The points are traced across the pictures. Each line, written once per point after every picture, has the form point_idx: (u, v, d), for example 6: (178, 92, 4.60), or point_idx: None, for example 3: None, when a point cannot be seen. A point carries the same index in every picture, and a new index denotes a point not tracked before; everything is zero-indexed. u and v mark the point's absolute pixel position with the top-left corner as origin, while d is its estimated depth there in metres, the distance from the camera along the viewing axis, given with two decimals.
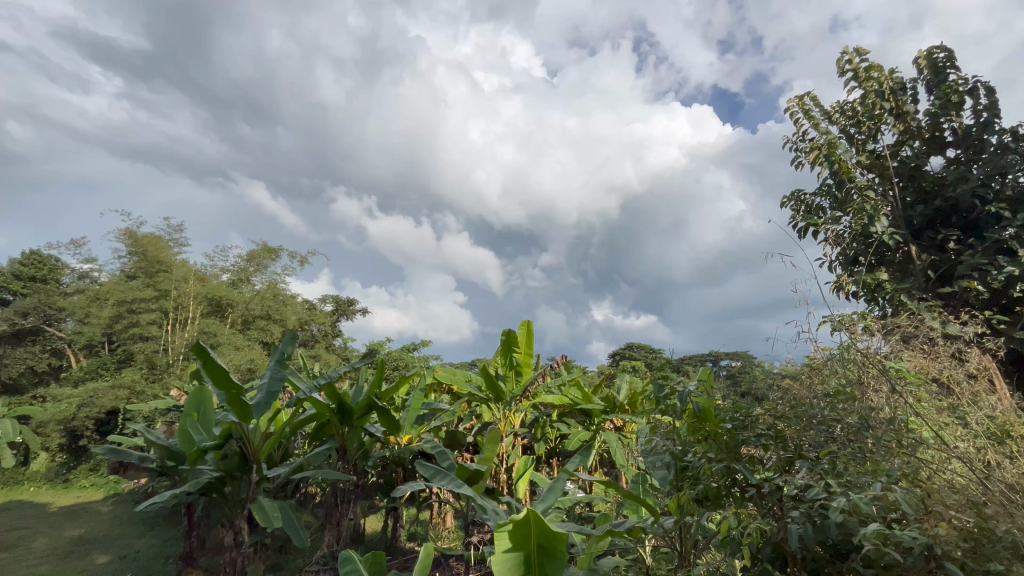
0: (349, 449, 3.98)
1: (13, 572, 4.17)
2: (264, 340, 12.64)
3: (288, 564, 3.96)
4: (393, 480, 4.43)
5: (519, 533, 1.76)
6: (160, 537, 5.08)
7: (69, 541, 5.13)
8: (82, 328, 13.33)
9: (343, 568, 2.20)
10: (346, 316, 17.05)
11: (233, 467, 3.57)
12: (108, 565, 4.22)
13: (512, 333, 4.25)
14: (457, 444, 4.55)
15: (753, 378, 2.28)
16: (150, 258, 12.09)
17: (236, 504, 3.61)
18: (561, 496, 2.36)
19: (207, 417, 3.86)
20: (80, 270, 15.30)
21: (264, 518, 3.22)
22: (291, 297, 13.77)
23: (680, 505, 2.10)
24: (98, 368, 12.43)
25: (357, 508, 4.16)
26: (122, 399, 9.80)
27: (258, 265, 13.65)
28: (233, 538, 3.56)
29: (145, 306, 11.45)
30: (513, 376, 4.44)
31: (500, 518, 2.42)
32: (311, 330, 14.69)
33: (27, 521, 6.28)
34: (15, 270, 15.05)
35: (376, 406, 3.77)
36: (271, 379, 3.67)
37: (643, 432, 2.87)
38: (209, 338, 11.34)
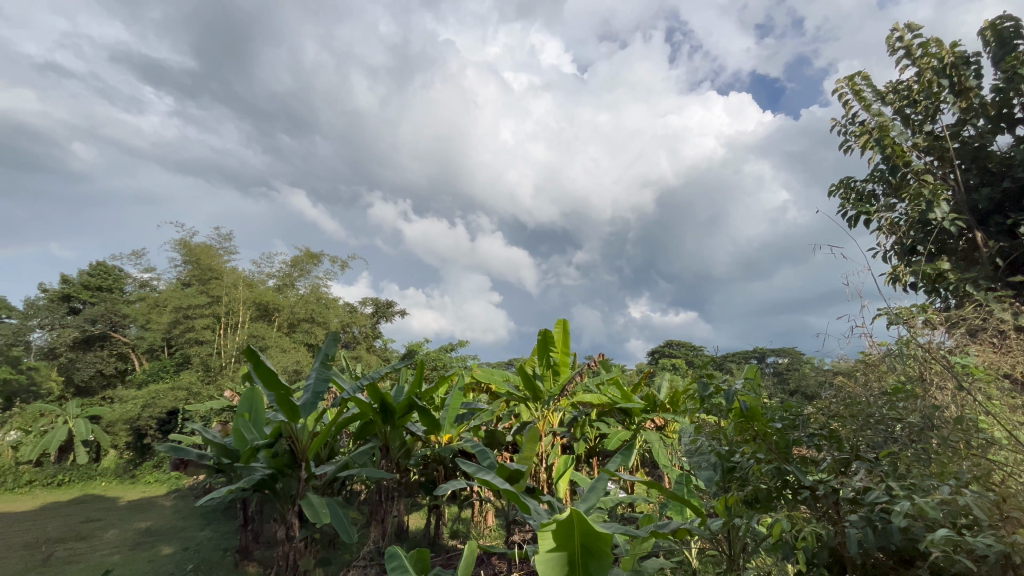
0: (391, 448, 4.09)
1: (89, 560, 4.49)
2: (309, 342, 13.13)
3: (336, 559, 4.10)
4: (435, 478, 4.50)
5: (562, 533, 1.75)
6: (218, 530, 5.36)
7: (137, 532, 5.48)
8: (143, 333, 14.22)
9: (389, 563, 2.25)
10: (386, 318, 17.47)
11: (284, 464, 3.72)
12: (171, 556, 4.49)
13: (548, 332, 4.24)
14: (497, 443, 4.58)
15: (803, 374, 2.18)
16: (203, 265, 12.74)
17: (287, 500, 3.76)
18: (603, 495, 2.34)
19: (258, 417, 4.03)
20: (141, 279, 16.32)
21: (313, 514, 3.34)
22: (333, 300, 14.22)
23: (728, 507, 2.04)
24: (158, 371, 13.23)
25: (401, 506, 4.26)
26: (181, 400, 10.40)
27: (302, 270, 14.15)
28: (285, 532, 3.71)
29: (199, 311, 12.11)
30: (550, 375, 4.43)
31: (543, 517, 2.42)
32: (352, 332, 15.13)
33: (100, 513, 6.76)
34: (84, 281, 16.20)
35: (417, 406, 3.84)
36: (317, 380, 3.80)
37: (687, 432, 2.81)
38: (259, 341, 11.88)
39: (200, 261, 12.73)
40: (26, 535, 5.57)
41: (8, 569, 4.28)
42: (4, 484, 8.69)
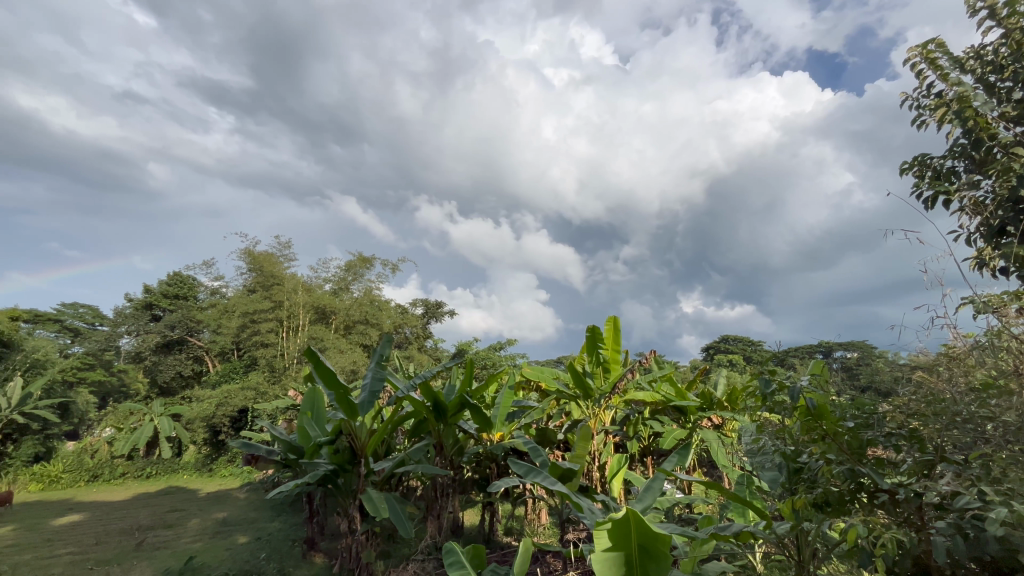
0: (445, 445, 4.18)
1: (175, 546, 4.89)
2: (364, 343, 13.67)
3: (396, 552, 4.24)
4: (488, 475, 4.56)
5: (619, 533, 1.73)
6: (286, 522, 5.68)
7: (216, 522, 5.91)
8: (215, 337, 15.30)
9: (447, 558, 2.31)
10: (436, 318, 17.88)
11: (344, 460, 3.89)
12: (246, 545, 4.81)
13: (597, 329, 4.19)
14: (548, 441, 4.57)
15: (876, 369, 2.01)
16: (266, 272, 13.51)
17: (348, 495, 3.93)
18: (659, 495, 2.28)
19: (320, 415, 4.27)
20: (212, 287, 17.54)
21: (373, 508, 3.47)
22: (386, 302, 14.74)
23: (796, 510, 1.93)
24: (229, 372, 14.18)
25: (456, 502, 4.35)
26: (250, 400, 11.10)
27: (355, 274, 14.75)
28: (348, 525, 3.89)
29: (264, 315, 12.87)
30: (601, 372, 4.38)
31: (597, 516, 2.39)
32: (404, 333, 15.59)
33: (184, 503, 7.35)
34: (163, 289, 17.60)
35: (469, 404, 3.91)
36: (373, 380, 3.95)
37: (747, 430, 2.69)
38: (318, 343, 12.47)
39: (263, 268, 13.53)
40: (123, 521, 6.14)
41: (109, 552, 4.74)
42: (102, 475, 9.59)
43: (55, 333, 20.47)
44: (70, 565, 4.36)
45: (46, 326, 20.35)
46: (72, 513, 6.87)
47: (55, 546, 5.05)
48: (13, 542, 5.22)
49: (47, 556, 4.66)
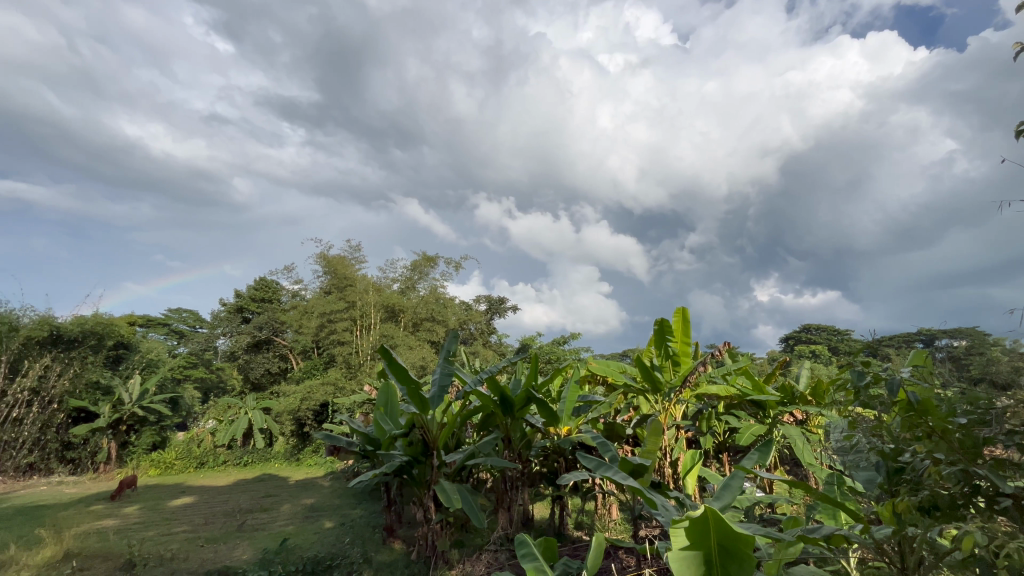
0: (513, 438, 4.25)
1: (272, 528, 5.35)
2: (432, 339, 14.21)
3: (469, 542, 4.36)
4: (556, 469, 4.56)
5: (697, 531, 1.67)
6: (367, 509, 6.05)
7: (305, 508, 6.40)
8: (297, 337, 16.46)
9: (520, 550, 2.34)
10: (499, 314, 18.16)
11: (418, 452, 4.05)
12: (332, 530, 5.16)
13: (665, 321, 4.06)
14: (616, 436, 4.49)
15: (991, 360, 1.79)
16: (340, 274, 14.36)
17: (423, 485, 4.10)
18: (739, 494, 2.18)
19: (392, 410, 4.52)
20: (293, 289, 18.86)
21: (446, 499, 3.60)
22: (450, 299, 15.25)
23: (897, 513, 1.77)
24: (311, 369, 15.25)
25: (526, 495, 4.40)
26: (330, 394, 11.88)
27: (421, 273, 15.38)
28: (423, 514, 4.05)
29: (339, 315, 13.68)
30: (670, 366, 4.26)
31: (672, 514, 2.33)
32: (470, 329, 15.97)
33: (277, 489, 8.04)
34: (251, 294, 19.12)
35: (535, 399, 3.94)
36: (442, 375, 4.09)
37: (837, 426, 2.50)
38: (389, 340, 13.06)
39: (337, 271, 14.41)
40: (227, 504, 6.82)
41: (216, 531, 5.27)
42: (207, 462, 10.68)
43: (163, 335, 23.13)
44: (186, 542, 4.92)
45: (157, 330, 22.94)
46: (185, 495, 7.74)
47: (173, 524, 5.69)
48: (140, 520, 5.96)
49: (167, 533, 5.27)
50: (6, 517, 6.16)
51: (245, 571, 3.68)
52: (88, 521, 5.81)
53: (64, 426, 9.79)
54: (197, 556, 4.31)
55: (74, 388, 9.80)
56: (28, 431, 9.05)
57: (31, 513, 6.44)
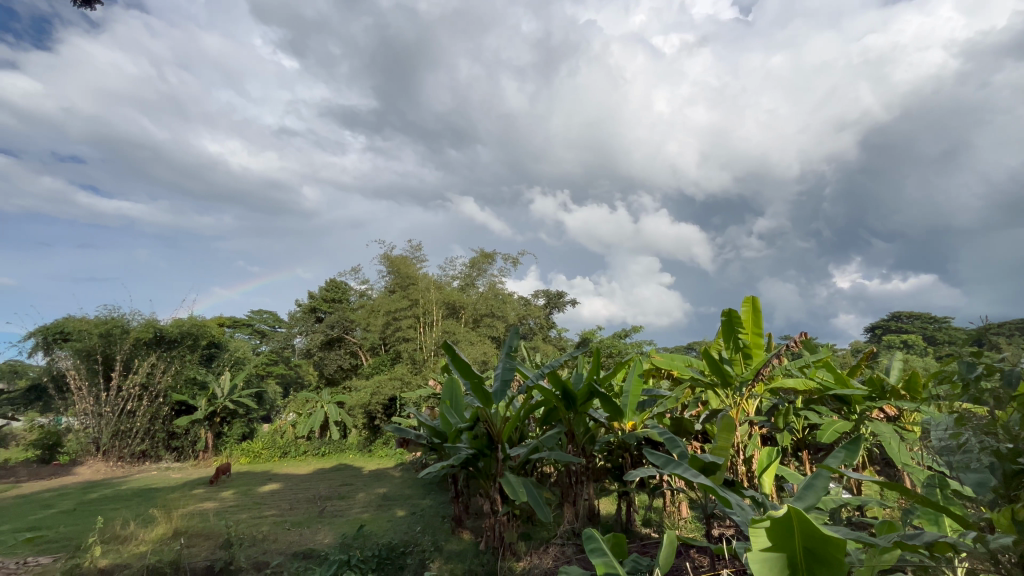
0: (577, 433, 4.23)
1: (349, 515, 5.69)
2: (492, 334, 14.45)
3: (535, 535, 4.39)
4: (622, 465, 4.46)
5: (780, 532, 1.58)
6: (436, 500, 6.27)
7: (379, 496, 6.73)
8: (365, 334, 17.24)
9: (588, 545, 2.34)
10: (558, 308, 18.11)
11: (482, 446, 4.13)
12: (404, 518, 5.39)
13: (734, 312, 3.87)
14: (684, 431, 4.33)
15: None
16: (403, 274, 14.93)
17: (488, 478, 4.18)
18: (824, 494, 2.04)
19: (457, 404, 4.65)
20: (360, 289, 19.77)
21: (512, 492, 3.65)
22: (509, 295, 15.44)
23: (1017, 521, 1.58)
24: (380, 364, 15.96)
25: (591, 490, 4.36)
26: (397, 389, 12.37)
27: (479, 270, 15.70)
28: (489, 506, 4.12)
29: (403, 313, 14.21)
30: (741, 359, 4.05)
31: (748, 514, 2.24)
32: (529, 324, 16.04)
33: (352, 478, 8.52)
34: (323, 295, 20.28)
35: (598, 393, 3.90)
36: (504, 370, 4.15)
37: (938, 423, 2.26)
38: (451, 336, 13.38)
39: (400, 271, 14.96)
40: (309, 491, 7.32)
41: (300, 516, 5.67)
42: (290, 452, 11.49)
43: (248, 334, 25.22)
44: (275, 524, 5.34)
45: (241, 331, 25.06)
46: (272, 482, 8.39)
47: (262, 509, 6.19)
48: (235, 503, 6.53)
49: (258, 516, 5.74)
50: (127, 498, 6.98)
51: (326, 554, 3.94)
52: (191, 504, 6.45)
53: (168, 418, 10.90)
54: (284, 538, 4.66)
55: (175, 383, 10.88)
56: (139, 422, 10.23)
57: (144, 495, 7.24)
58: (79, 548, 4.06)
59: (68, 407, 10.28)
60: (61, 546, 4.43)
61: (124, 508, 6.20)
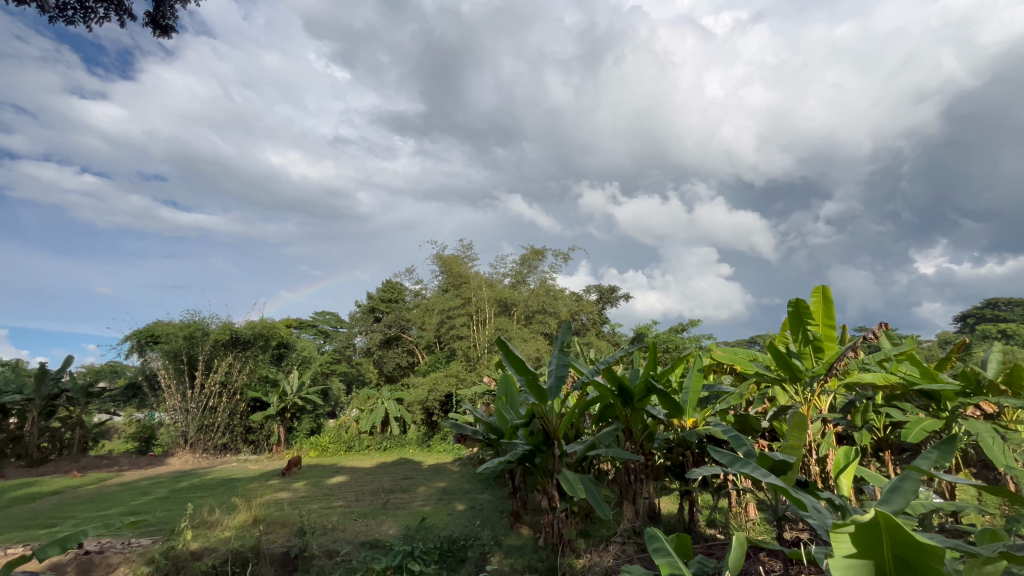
0: (634, 430, 4.15)
1: (411, 507, 5.90)
2: (545, 330, 14.47)
3: (594, 532, 4.35)
4: (683, 463, 4.34)
5: (866, 538, 1.48)
6: (494, 494, 6.37)
7: (439, 490, 6.92)
8: (421, 333, 17.73)
9: (651, 544, 2.28)
10: (611, 303, 17.81)
11: (539, 442, 4.14)
12: (464, 512, 5.52)
13: (802, 302, 3.64)
14: (750, 429, 4.13)
15: None
16: (455, 273, 15.25)
17: (546, 474, 4.18)
18: (914, 498, 1.88)
19: (513, 400, 4.69)
20: (414, 289, 20.32)
21: (570, 488, 3.63)
22: (560, 291, 15.37)
23: None
24: (436, 362, 16.38)
25: (651, 488, 4.26)
26: (453, 385, 12.62)
27: (530, 267, 15.76)
28: (548, 502, 4.11)
29: (457, 311, 14.49)
30: (811, 352, 3.81)
31: (826, 517, 2.11)
32: (581, 320, 15.86)
33: (413, 472, 8.82)
34: (380, 295, 21.07)
35: (656, 389, 3.80)
36: (558, 366, 4.13)
37: None
38: (504, 333, 13.50)
39: (452, 270, 15.29)
40: (373, 484, 7.65)
41: (365, 507, 5.94)
42: (355, 446, 12.06)
43: (313, 335, 26.71)
44: (344, 514, 5.64)
45: (306, 332, 26.56)
46: (339, 475, 8.84)
47: (331, 499, 6.54)
48: (307, 494, 6.95)
49: (327, 507, 6.05)
50: (212, 487, 7.61)
51: (391, 544, 4.10)
52: (268, 494, 6.91)
53: (245, 413, 11.75)
54: (352, 528, 4.89)
55: (250, 381, 11.71)
56: (221, 417, 11.11)
57: (226, 484, 7.84)
58: (173, 531, 4.45)
59: (160, 403, 11.29)
60: (158, 529, 4.88)
61: (210, 496, 6.75)
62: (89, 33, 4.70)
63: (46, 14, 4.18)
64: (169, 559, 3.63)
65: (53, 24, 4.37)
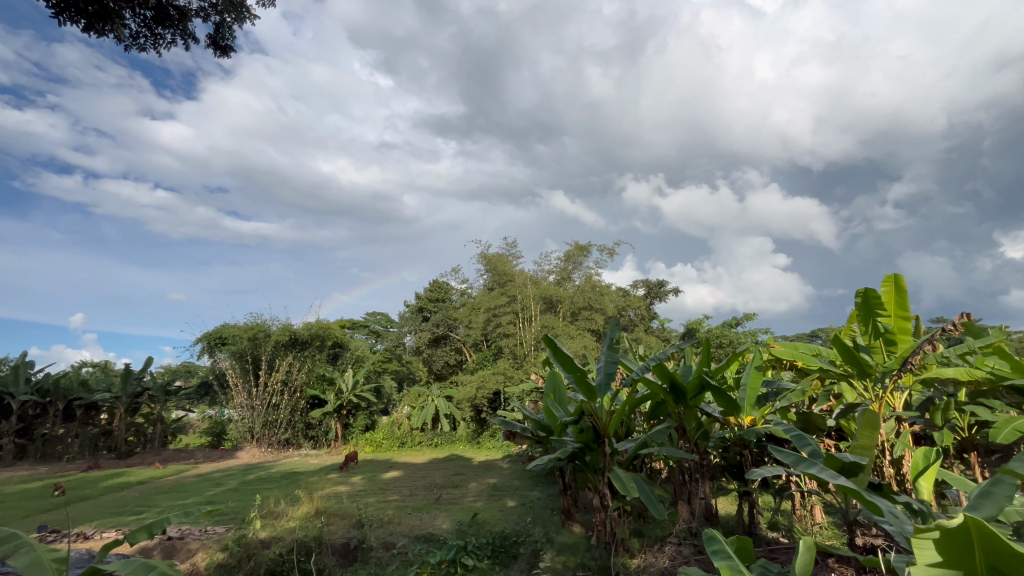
0: (688, 428, 4.02)
1: (463, 503, 6.00)
2: (591, 327, 14.34)
3: (649, 532, 4.26)
4: (741, 463, 4.16)
5: (954, 547, 1.36)
6: (544, 491, 6.39)
7: (489, 486, 7.01)
8: (468, 332, 17.99)
9: (711, 546, 2.20)
10: (659, 298, 17.38)
11: (589, 440, 4.09)
12: (514, 508, 5.56)
13: (872, 292, 3.40)
14: (814, 428, 3.91)
15: None
16: (500, 272, 15.34)
17: (597, 472, 4.14)
18: (1007, 504, 1.71)
19: (561, 397, 4.66)
20: (460, 289, 20.62)
21: (622, 487, 3.56)
22: (607, 287, 15.15)
23: None
24: (483, 360, 16.57)
25: (707, 488, 4.12)
26: (501, 382, 12.72)
27: (575, 263, 15.62)
28: (600, 501, 4.05)
29: (503, 309, 14.61)
30: (881, 346, 3.55)
31: (904, 524, 1.97)
32: (629, 316, 15.56)
33: (464, 468, 8.98)
34: (428, 295, 21.58)
35: (710, 386, 3.66)
36: (607, 363, 4.07)
37: None
38: (551, 330, 13.48)
39: (497, 269, 15.38)
40: (426, 479, 7.86)
41: (419, 502, 6.11)
42: (407, 442, 12.42)
43: (365, 335, 27.77)
44: (399, 508, 5.82)
45: (359, 332, 27.63)
46: (393, 470, 9.13)
47: (386, 494, 6.76)
48: (364, 488, 7.23)
49: (383, 500, 6.28)
50: (277, 479, 8.07)
51: (445, 539, 4.20)
52: (328, 487, 7.25)
53: (306, 410, 12.35)
54: (407, 522, 5.04)
55: (309, 379, 12.31)
56: (283, 414, 11.75)
57: (290, 477, 8.29)
58: (245, 521, 4.75)
59: (228, 400, 12.08)
60: (231, 518, 5.23)
61: (275, 488, 7.16)
62: (160, 57, 5.08)
63: (123, 42, 4.56)
64: (241, 547, 3.88)
65: (129, 52, 4.75)
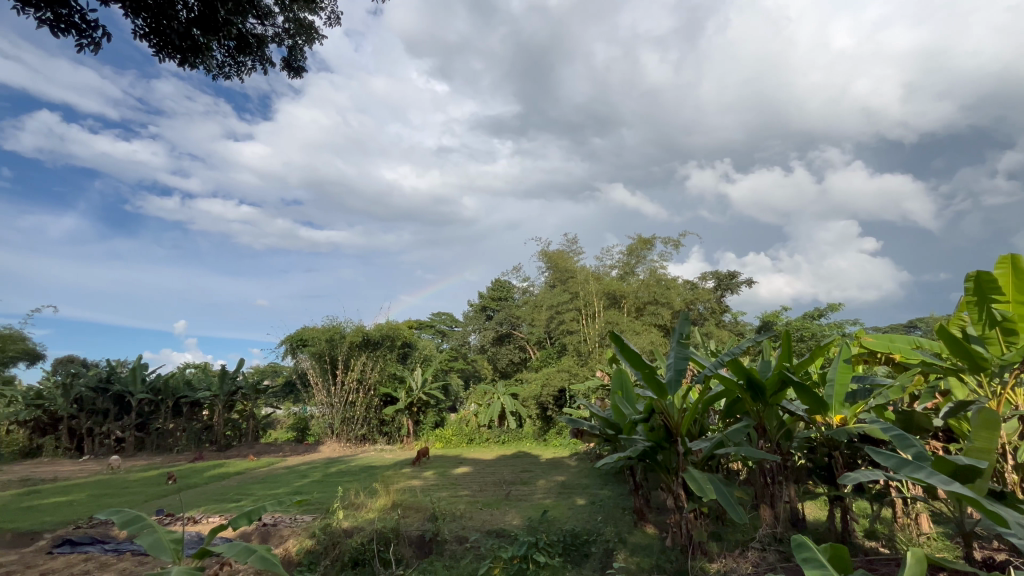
0: (769, 428, 3.78)
1: (533, 500, 6.04)
2: (658, 322, 13.89)
3: (728, 536, 4.05)
4: (831, 465, 3.85)
5: None
6: (614, 491, 6.28)
7: (558, 484, 7.00)
8: (531, 330, 18.05)
9: (800, 553, 2.06)
10: (731, 290, 16.48)
11: (660, 438, 3.96)
12: (584, 507, 5.51)
13: (984, 275, 3.01)
14: (917, 428, 3.53)
15: None
16: (561, 268, 15.21)
17: (670, 472, 4.00)
18: None
19: (629, 394, 4.55)
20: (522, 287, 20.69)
21: (698, 488, 3.41)
22: (673, 280, 14.56)
23: None
24: (547, 357, 16.56)
25: (792, 491, 3.85)
26: (566, 380, 12.63)
27: (638, 257, 15.12)
28: (674, 502, 3.91)
29: (565, 306, 14.51)
30: (998, 336, 3.15)
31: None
32: (699, 309, 14.88)
33: (531, 465, 9.02)
34: (491, 294, 21.94)
35: (792, 381, 3.42)
36: (677, 359, 3.90)
37: None
38: (615, 326, 13.20)
39: (558, 265, 15.25)
40: (495, 475, 7.99)
41: (489, 498, 6.22)
42: (475, 439, 12.72)
43: (432, 334, 28.71)
44: (470, 503, 5.97)
45: (426, 332, 28.63)
46: (463, 465, 9.37)
47: (458, 489, 6.95)
48: (436, 483, 7.47)
49: (455, 495, 6.47)
50: (356, 473, 8.54)
51: (516, 534, 4.25)
52: (403, 481, 7.57)
53: (379, 407, 12.96)
54: (478, 517, 5.15)
55: (381, 378, 12.91)
56: (359, 411, 12.43)
57: (368, 471, 8.76)
58: (329, 511, 5.08)
59: (310, 398, 12.94)
60: (316, 508, 5.59)
61: (355, 480, 7.59)
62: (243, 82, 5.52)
63: (212, 72, 5.01)
64: (326, 535, 4.17)
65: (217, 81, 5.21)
